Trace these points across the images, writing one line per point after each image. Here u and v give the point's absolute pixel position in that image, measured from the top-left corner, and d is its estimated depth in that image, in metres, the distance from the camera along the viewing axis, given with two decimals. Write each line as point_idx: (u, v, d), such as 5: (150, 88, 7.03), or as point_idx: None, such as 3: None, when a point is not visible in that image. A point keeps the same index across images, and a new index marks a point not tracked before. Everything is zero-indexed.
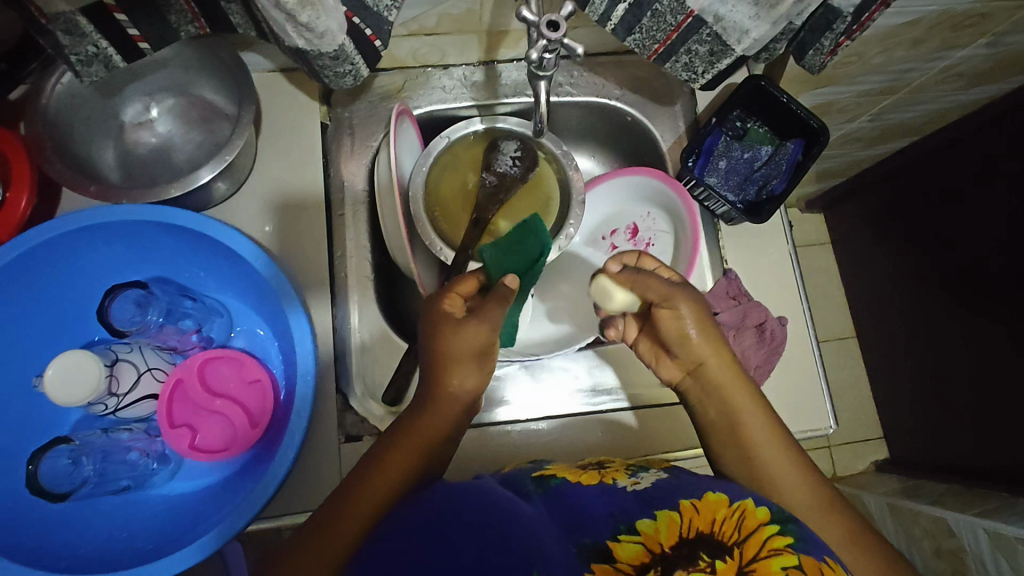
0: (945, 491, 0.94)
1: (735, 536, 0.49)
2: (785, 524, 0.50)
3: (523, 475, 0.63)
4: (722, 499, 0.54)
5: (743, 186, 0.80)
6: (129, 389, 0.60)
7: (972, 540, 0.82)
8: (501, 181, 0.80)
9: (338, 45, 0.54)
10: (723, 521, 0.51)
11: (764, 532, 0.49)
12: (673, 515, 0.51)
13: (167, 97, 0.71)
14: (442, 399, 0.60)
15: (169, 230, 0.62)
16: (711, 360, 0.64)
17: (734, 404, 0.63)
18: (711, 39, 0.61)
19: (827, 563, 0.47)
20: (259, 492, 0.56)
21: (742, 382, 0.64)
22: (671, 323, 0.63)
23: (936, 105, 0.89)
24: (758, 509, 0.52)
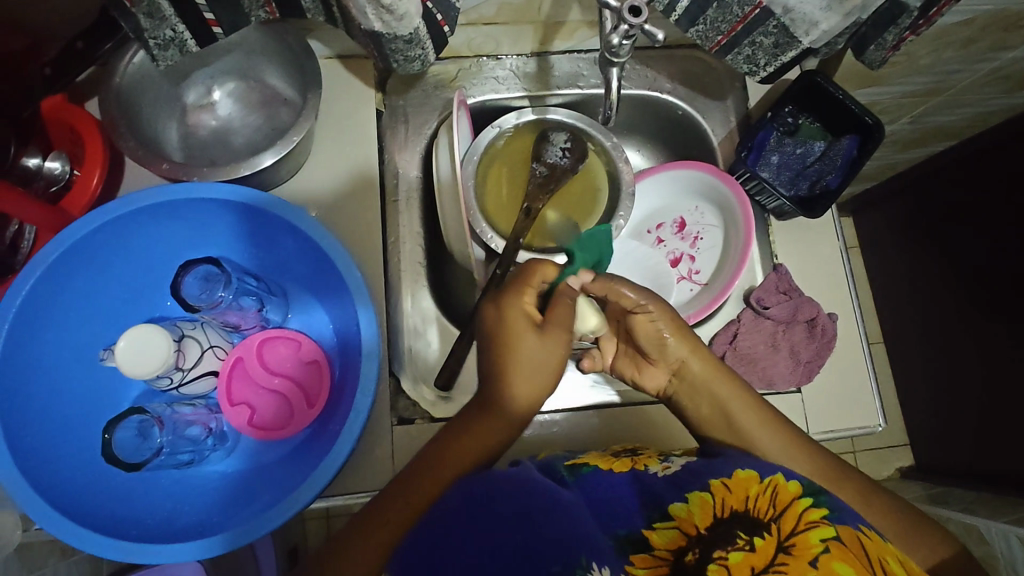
0: (976, 498, 0.93)
1: (771, 512, 0.47)
2: (818, 496, 0.48)
3: (555, 462, 0.60)
4: (753, 475, 0.52)
5: (795, 182, 0.79)
6: (193, 364, 0.61)
7: (1005, 548, 0.81)
8: (551, 172, 0.79)
9: (413, 28, 0.55)
10: (757, 498, 0.49)
11: (798, 506, 0.47)
12: (705, 496, 0.50)
13: (229, 80, 0.71)
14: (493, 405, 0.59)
15: (234, 210, 0.63)
16: (690, 359, 0.65)
17: (719, 395, 0.64)
18: (778, 31, 0.61)
19: (864, 532, 0.45)
20: (321, 474, 0.56)
21: (723, 377, 0.64)
22: (646, 330, 0.64)
23: (981, 108, 0.88)
24: (790, 483, 0.50)
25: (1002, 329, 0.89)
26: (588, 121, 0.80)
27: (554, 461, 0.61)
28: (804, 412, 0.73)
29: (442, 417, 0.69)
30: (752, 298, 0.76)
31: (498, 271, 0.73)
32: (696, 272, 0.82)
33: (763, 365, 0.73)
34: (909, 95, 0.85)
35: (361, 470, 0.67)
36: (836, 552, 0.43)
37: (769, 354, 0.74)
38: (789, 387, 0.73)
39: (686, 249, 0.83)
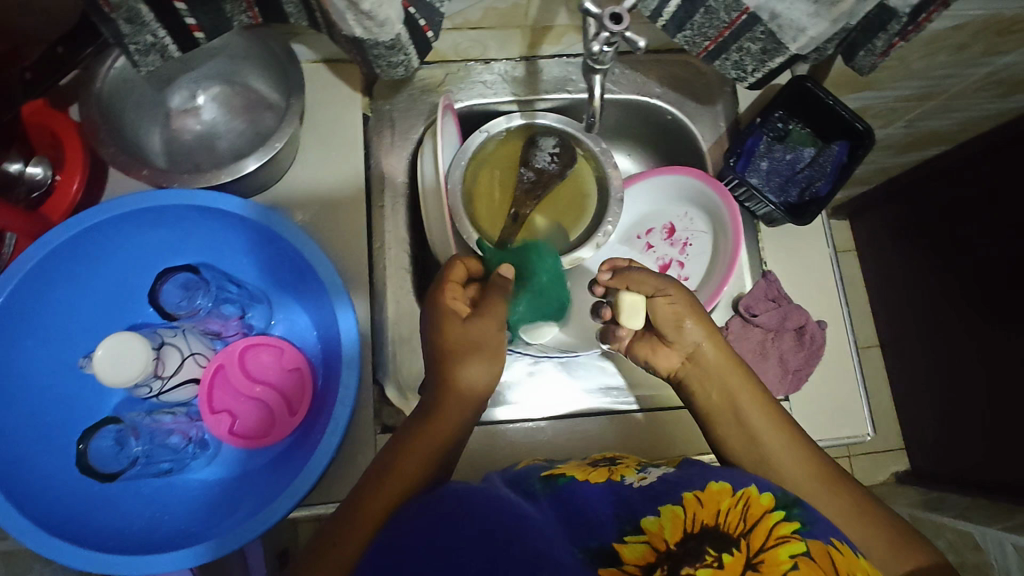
0: (970, 505, 0.92)
1: (742, 527, 0.48)
2: (790, 509, 0.50)
3: (530, 473, 0.61)
4: (725, 488, 0.53)
5: (785, 187, 0.79)
6: (173, 372, 0.60)
7: (998, 555, 0.81)
8: (539, 177, 0.80)
9: (394, 34, 0.54)
10: (728, 512, 0.50)
11: (769, 520, 0.49)
12: (677, 510, 0.51)
13: (213, 85, 0.71)
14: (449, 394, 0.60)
15: (215, 215, 0.63)
16: (701, 340, 0.63)
17: (729, 384, 0.62)
18: (765, 37, 0.60)
19: (834, 546, 0.47)
20: (302, 484, 0.56)
21: (733, 366, 0.63)
22: (666, 305, 0.63)
23: (975, 113, 0.88)
24: (762, 496, 0.52)
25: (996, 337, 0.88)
26: (580, 128, 0.79)
27: (530, 471, 0.61)
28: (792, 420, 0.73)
29: None
30: (740, 305, 0.75)
31: None
32: (685, 278, 0.81)
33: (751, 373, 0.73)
34: (901, 99, 0.85)
35: (345, 477, 0.66)
36: (804, 567, 0.44)
37: (757, 362, 0.74)
38: (776, 395, 0.73)
39: (675, 255, 0.82)
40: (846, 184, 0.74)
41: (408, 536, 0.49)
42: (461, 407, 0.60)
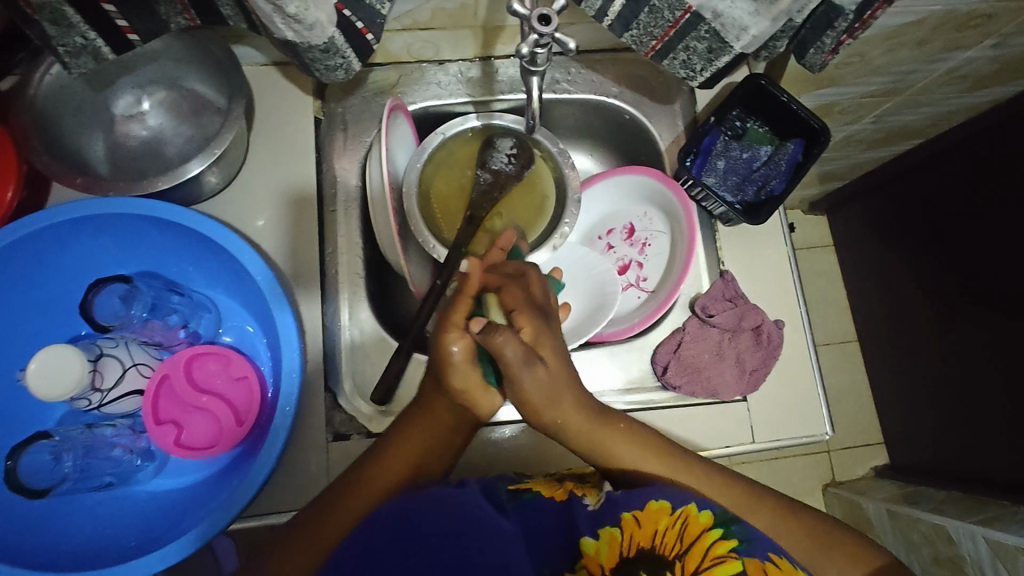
0: (944, 498, 0.92)
1: (678, 548, 0.51)
2: (728, 526, 0.52)
3: (499, 484, 0.59)
4: (665, 505, 0.53)
5: (742, 186, 0.78)
6: (113, 385, 0.60)
7: (971, 547, 0.81)
8: (495, 178, 0.78)
9: (327, 37, 0.54)
10: (666, 532, 0.52)
11: (706, 540, 0.51)
12: (615, 533, 0.53)
13: (157, 89, 0.70)
14: (429, 413, 0.60)
15: (158, 225, 0.62)
16: (569, 408, 0.57)
17: (609, 442, 0.59)
18: (710, 36, 0.60)
19: (771, 561, 0.50)
20: (240, 494, 0.56)
21: (606, 419, 0.59)
22: (535, 381, 0.54)
23: (939, 107, 0.87)
24: (702, 513, 0.53)
25: (979, 333, 0.87)
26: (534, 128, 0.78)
27: (498, 482, 0.60)
28: (751, 422, 0.72)
29: (379, 432, 0.68)
30: (697, 305, 0.75)
31: (439, 281, 0.72)
32: (644, 279, 0.81)
33: (708, 374, 0.72)
34: (866, 95, 0.84)
35: (299, 485, 0.65)
36: None
37: (714, 363, 0.73)
38: (734, 396, 0.72)
39: (635, 255, 0.82)
40: (800, 183, 0.74)
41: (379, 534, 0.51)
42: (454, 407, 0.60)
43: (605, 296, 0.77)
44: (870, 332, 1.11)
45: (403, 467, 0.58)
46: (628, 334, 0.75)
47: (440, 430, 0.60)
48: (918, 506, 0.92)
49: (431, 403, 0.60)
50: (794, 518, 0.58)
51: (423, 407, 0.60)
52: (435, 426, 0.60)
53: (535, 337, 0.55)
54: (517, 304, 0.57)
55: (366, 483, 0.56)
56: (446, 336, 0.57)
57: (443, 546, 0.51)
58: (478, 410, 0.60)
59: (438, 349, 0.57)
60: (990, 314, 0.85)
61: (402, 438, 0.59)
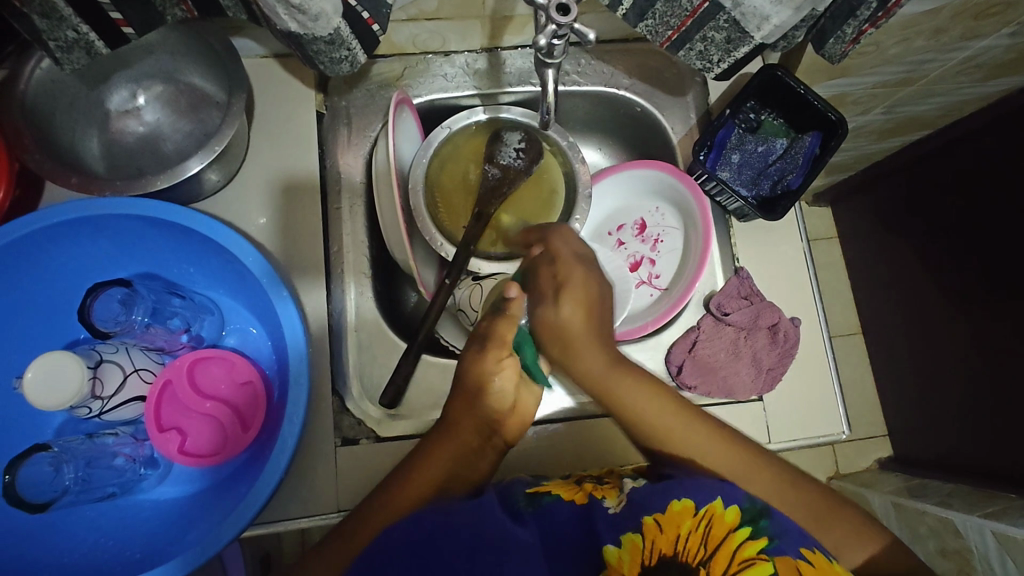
0: (952, 491, 0.91)
1: (702, 554, 0.49)
2: (757, 522, 0.51)
3: (515, 488, 0.61)
4: (688, 506, 0.53)
5: (757, 181, 0.76)
6: (114, 392, 0.57)
7: (979, 541, 0.80)
8: (504, 174, 0.75)
9: (333, 28, 0.51)
10: (688, 537, 0.51)
11: (734, 541, 0.50)
12: (636, 539, 0.52)
13: (154, 83, 0.67)
14: (456, 435, 0.60)
15: (158, 226, 0.60)
16: (588, 355, 0.62)
17: (620, 394, 0.61)
18: (729, 26, 0.57)
19: (803, 559, 0.48)
20: (252, 501, 0.54)
21: (621, 369, 0.62)
22: (546, 315, 0.62)
23: (952, 98, 0.84)
24: (727, 511, 0.52)
25: (987, 326, 0.86)
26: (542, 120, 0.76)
27: (515, 485, 0.62)
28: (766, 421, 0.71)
29: (388, 436, 0.66)
30: (712, 303, 0.73)
31: (447, 280, 0.70)
32: (656, 276, 0.79)
33: (723, 374, 0.71)
34: (881, 85, 0.82)
35: (303, 490, 0.64)
36: None
37: (730, 362, 0.71)
38: (750, 396, 0.71)
39: (646, 252, 0.80)
40: (817, 178, 0.72)
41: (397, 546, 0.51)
42: (486, 429, 0.62)
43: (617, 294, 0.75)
44: (874, 323, 1.09)
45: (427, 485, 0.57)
46: (641, 334, 0.72)
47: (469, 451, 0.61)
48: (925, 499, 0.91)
49: (460, 417, 0.61)
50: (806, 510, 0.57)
51: (450, 427, 0.61)
52: (467, 442, 0.60)
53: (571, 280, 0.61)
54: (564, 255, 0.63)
55: (392, 497, 0.56)
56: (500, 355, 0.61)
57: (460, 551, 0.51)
58: (506, 435, 0.64)
59: (481, 360, 0.60)
60: (1000, 306, 0.83)
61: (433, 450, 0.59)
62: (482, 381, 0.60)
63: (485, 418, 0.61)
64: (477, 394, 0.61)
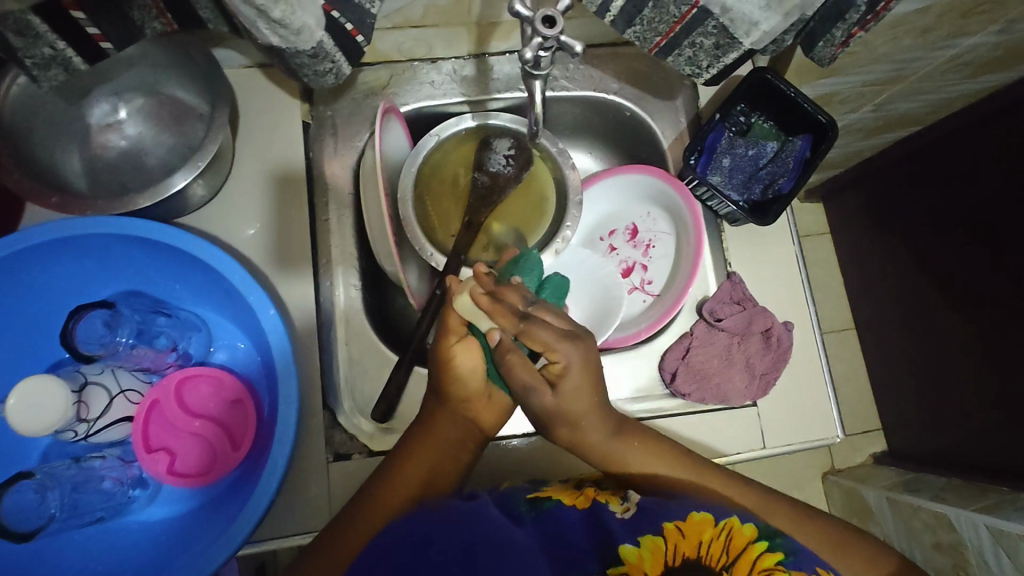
0: (945, 485, 0.91)
1: (724, 560, 0.52)
2: (773, 539, 0.54)
3: (516, 494, 0.62)
4: (709, 517, 0.55)
5: (748, 185, 0.76)
6: (99, 414, 0.56)
7: (973, 536, 0.80)
8: (493, 181, 0.76)
9: (316, 41, 0.51)
10: (710, 544, 0.53)
11: (753, 551, 0.53)
12: (657, 540, 0.53)
13: (135, 96, 0.66)
14: (431, 431, 0.61)
15: (140, 245, 0.59)
16: (592, 432, 0.60)
17: (627, 456, 0.62)
18: (718, 31, 0.57)
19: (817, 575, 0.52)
20: (239, 527, 0.53)
21: (624, 435, 0.62)
22: (542, 402, 0.57)
23: (940, 95, 0.84)
24: (745, 525, 0.55)
25: (978, 323, 0.86)
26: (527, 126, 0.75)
27: (516, 493, 0.62)
28: (760, 426, 0.71)
29: (381, 451, 0.66)
30: (705, 309, 0.73)
31: (437, 290, 0.70)
32: (649, 282, 0.79)
33: (717, 381, 0.70)
34: (869, 84, 0.82)
35: (295, 505, 0.63)
36: None
37: (723, 369, 0.71)
38: (744, 401, 0.71)
39: (638, 257, 0.80)
40: (808, 181, 0.71)
41: (396, 544, 0.52)
42: (459, 419, 0.62)
43: (609, 301, 0.75)
44: (868, 318, 1.10)
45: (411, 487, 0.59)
46: (635, 340, 0.72)
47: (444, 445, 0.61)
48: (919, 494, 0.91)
49: (433, 414, 0.62)
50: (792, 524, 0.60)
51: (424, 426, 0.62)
52: (440, 439, 0.61)
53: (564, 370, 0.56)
54: (546, 345, 0.55)
55: (378, 502, 0.57)
56: (448, 346, 0.60)
57: (461, 555, 0.51)
58: (483, 422, 0.63)
59: (436, 353, 0.60)
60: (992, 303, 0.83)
61: (411, 452, 0.60)
62: (442, 376, 0.60)
63: (455, 411, 0.62)
64: (440, 391, 0.61)
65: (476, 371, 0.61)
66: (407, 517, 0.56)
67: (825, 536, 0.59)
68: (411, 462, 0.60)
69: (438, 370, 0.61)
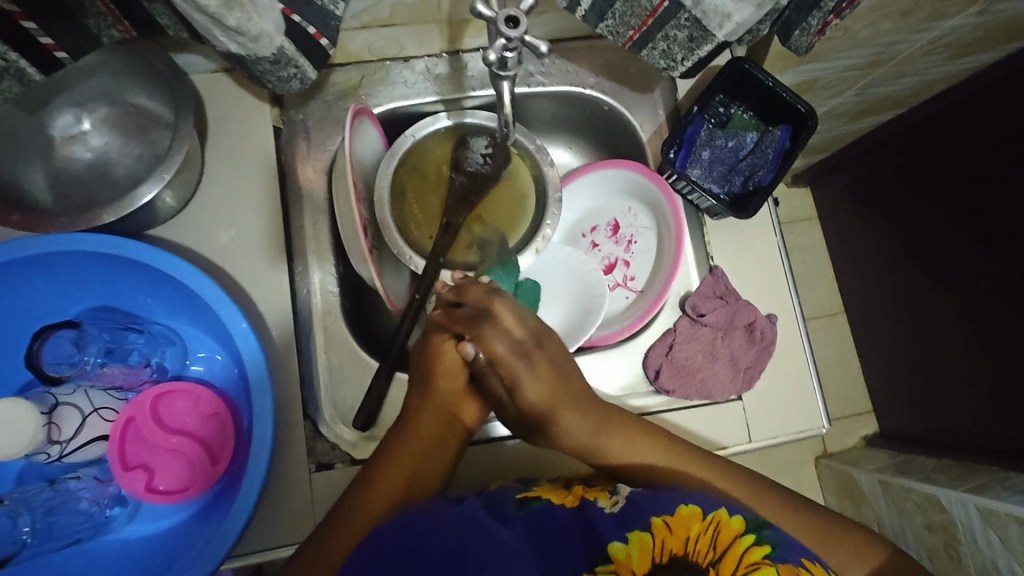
0: (935, 465, 0.91)
1: (711, 555, 0.51)
2: (761, 531, 0.54)
3: (505, 494, 0.62)
4: (696, 511, 0.55)
5: (728, 177, 0.75)
6: (73, 435, 0.55)
7: (962, 514, 0.80)
8: (472, 181, 0.74)
9: (276, 47, 0.49)
10: (697, 539, 0.53)
11: (740, 546, 0.52)
12: (645, 537, 0.53)
13: (99, 106, 0.64)
14: (415, 425, 0.63)
15: (108, 262, 0.58)
16: (567, 418, 0.62)
17: (610, 448, 0.63)
18: (691, 24, 0.56)
19: (804, 567, 0.51)
20: (215, 549, 0.53)
21: (606, 426, 0.63)
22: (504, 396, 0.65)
23: (921, 78, 0.83)
24: (733, 519, 0.55)
25: (967, 305, 0.85)
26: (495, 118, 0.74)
27: (505, 493, 0.62)
28: (745, 420, 0.71)
29: (364, 459, 0.65)
30: (688, 304, 0.72)
31: (417, 295, 0.69)
32: (631, 278, 0.78)
33: (702, 376, 0.70)
34: (849, 68, 0.80)
35: (278, 515, 0.62)
36: None
37: (708, 363, 0.71)
38: (728, 396, 0.70)
39: (621, 253, 0.79)
40: (789, 173, 0.71)
41: (383, 548, 0.51)
42: (443, 417, 0.64)
43: (592, 299, 0.75)
44: (857, 303, 1.09)
45: (394, 486, 0.58)
46: (618, 338, 0.72)
47: (428, 440, 0.62)
48: (910, 475, 0.91)
49: (416, 414, 0.63)
50: (776, 513, 0.59)
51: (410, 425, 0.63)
52: (424, 435, 0.62)
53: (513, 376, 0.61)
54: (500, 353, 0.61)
55: (361, 507, 0.56)
56: (442, 342, 0.63)
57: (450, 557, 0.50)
58: (462, 423, 0.66)
59: (427, 350, 0.64)
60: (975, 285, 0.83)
61: (394, 449, 0.61)
62: (432, 372, 0.63)
63: (439, 409, 0.64)
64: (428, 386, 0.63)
65: (459, 369, 0.64)
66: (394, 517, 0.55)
67: (812, 524, 0.58)
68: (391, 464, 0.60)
69: (428, 366, 0.64)
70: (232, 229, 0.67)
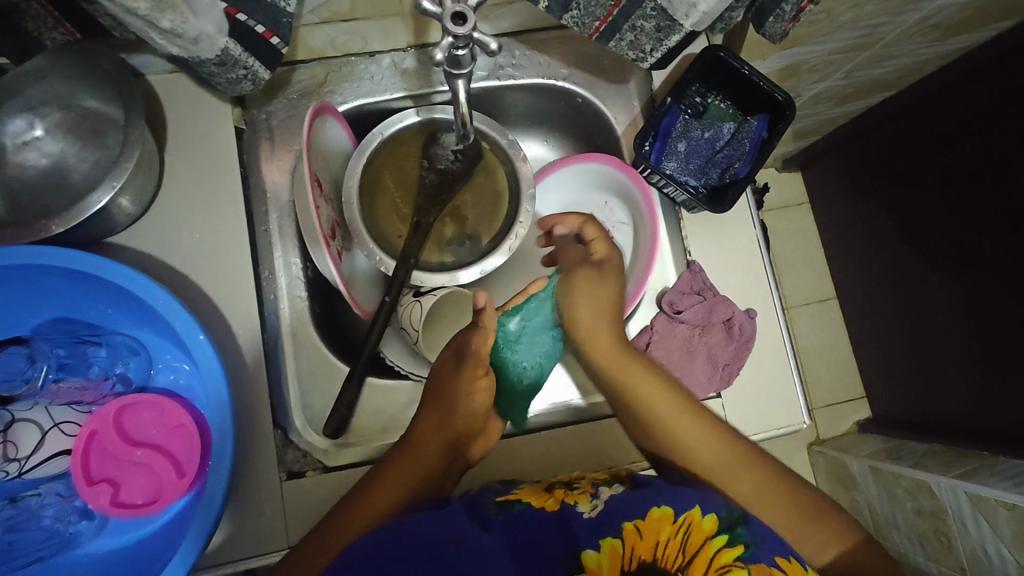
0: (926, 452, 0.89)
1: (679, 560, 0.50)
2: (734, 530, 0.52)
3: (479, 498, 0.61)
4: (668, 513, 0.54)
5: (705, 169, 0.73)
6: (31, 452, 0.56)
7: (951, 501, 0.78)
8: (442, 179, 0.73)
9: (220, 49, 0.47)
10: (667, 542, 0.52)
11: (711, 548, 0.51)
12: (615, 543, 0.52)
13: (52, 111, 0.62)
14: (419, 443, 0.62)
15: (68, 274, 0.57)
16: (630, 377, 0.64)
17: (651, 410, 0.63)
18: (657, 14, 0.54)
19: (777, 566, 0.50)
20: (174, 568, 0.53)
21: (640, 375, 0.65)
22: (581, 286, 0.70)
23: (908, 60, 0.79)
24: (705, 518, 0.53)
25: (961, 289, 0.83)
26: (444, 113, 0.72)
27: (486, 495, 0.61)
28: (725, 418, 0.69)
29: (336, 467, 0.64)
30: (664, 301, 0.71)
31: (387, 298, 0.67)
32: None
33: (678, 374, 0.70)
34: (835, 52, 0.75)
35: (249, 523, 0.61)
36: None
37: (684, 362, 0.70)
38: (706, 393, 0.69)
39: None
40: (766, 163, 0.69)
41: (372, 544, 0.51)
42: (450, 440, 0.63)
43: None
44: (849, 289, 1.08)
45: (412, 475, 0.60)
46: None
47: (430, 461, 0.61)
48: (901, 461, 0.89)
49: (423, 431, 0.62)
50: (760, 508, 0.57)
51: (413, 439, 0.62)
52: (426, 456, 0.61)
53: (607, 256, 0.70)
54: (597, 234, 0.71)
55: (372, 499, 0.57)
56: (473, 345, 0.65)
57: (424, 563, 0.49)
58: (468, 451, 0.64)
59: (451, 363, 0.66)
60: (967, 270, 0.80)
61: (398, 460, 0.60)
62: (451, 385, 0.64)
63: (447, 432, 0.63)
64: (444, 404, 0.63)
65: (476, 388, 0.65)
66: (392, 515, 0.55)
67: (793, 520, 0.57)
68: (405, 465, 0.60)
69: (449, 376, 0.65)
70: (195, 233, 0.65)
